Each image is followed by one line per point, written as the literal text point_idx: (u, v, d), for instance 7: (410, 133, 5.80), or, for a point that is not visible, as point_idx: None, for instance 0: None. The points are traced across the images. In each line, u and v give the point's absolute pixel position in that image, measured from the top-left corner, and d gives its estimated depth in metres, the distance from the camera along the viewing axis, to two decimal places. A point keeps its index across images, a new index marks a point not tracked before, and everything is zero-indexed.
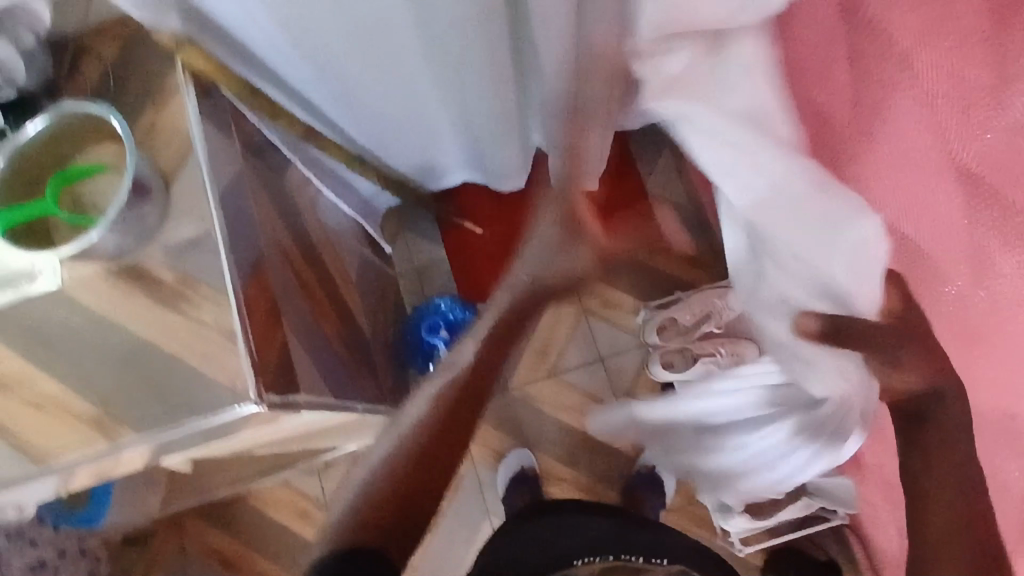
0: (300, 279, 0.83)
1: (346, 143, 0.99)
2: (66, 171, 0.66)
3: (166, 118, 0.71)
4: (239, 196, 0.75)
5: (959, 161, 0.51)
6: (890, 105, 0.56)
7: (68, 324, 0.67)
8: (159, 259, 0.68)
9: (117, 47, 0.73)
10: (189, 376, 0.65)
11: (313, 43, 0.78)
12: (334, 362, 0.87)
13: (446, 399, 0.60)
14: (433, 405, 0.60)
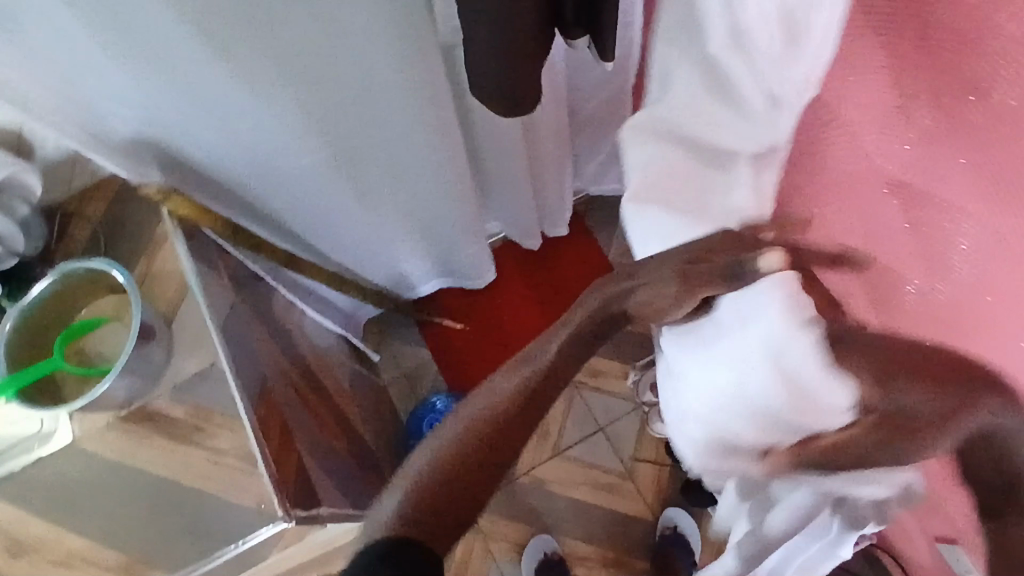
0: (302, 397, 0.85)
1: (325, 263, 1.03)
2: (70, 326, 0.70)
3: (159, 263, 0.75)
4: (235, 324, 0.77)
5: None
6: None
7: (94, 477, 0.69)
8: (170, 397, 0.70)
9: (103, 207, 0.79)
10: (212, 506, 0.67)
11: (286, 179, 0.83)
12: (347, 476, 0.86)
13: (488, 413, 0.51)
14: (474, 421, 0.51)
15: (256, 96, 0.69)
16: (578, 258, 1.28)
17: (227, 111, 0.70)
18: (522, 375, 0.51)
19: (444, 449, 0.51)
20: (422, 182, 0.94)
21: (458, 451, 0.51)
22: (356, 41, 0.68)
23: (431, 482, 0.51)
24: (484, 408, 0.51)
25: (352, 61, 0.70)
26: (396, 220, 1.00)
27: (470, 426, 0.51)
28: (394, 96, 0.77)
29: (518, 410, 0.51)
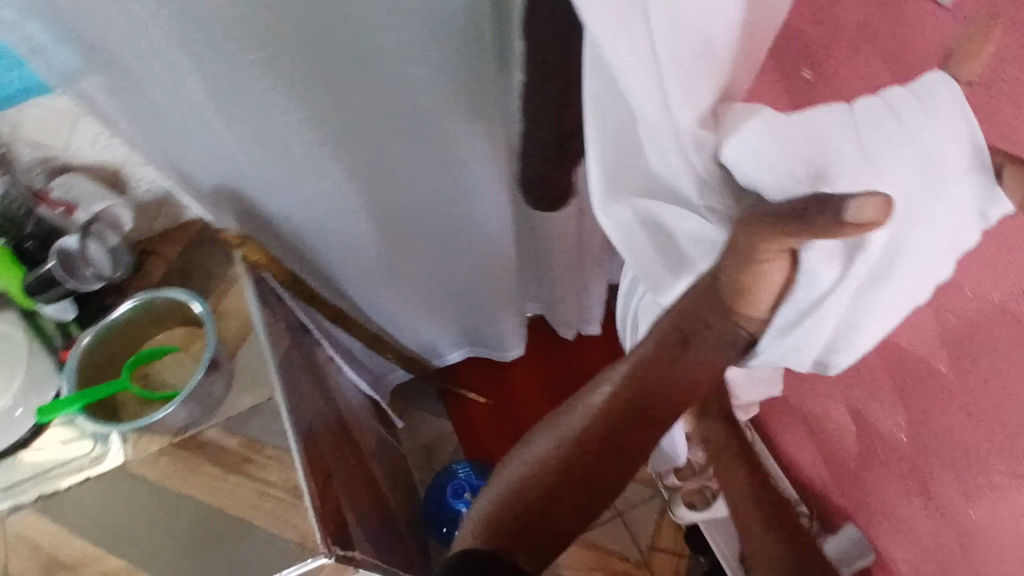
0: (339, 445, 0.87)
1: (366, 322, 1.08)
2: (138, 353, 0.75)
3: (228, 304, 0.81)
4: (289, 366, 0.81)
5: None
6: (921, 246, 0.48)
7: (136, 503, 0.70)
8: (222, 427, 0.73)
9: (180, 249, 0.86)
10: (257, 536, 0.68)
11: (345, 235, 0.90)
12: (374, 530, 0.86)
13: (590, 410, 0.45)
14: (569, 425, 0.46)
15: (333, 154, 0.78)
16: (603, 344, 1.33)
17: (306, 164, 0.78)
18: (614, 383, 0.46)
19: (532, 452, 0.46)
20: (467, 254, 1.01)
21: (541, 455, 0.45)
22: (427, 114, 0.77)
23: (526, 481, 0.45)
24: (589, 412, 0.45)
25: (421, 132, 0.79)
26: (437, 286, 1.06)
27: (566, 430, 0.46)
28: (453, 165, 0.85)
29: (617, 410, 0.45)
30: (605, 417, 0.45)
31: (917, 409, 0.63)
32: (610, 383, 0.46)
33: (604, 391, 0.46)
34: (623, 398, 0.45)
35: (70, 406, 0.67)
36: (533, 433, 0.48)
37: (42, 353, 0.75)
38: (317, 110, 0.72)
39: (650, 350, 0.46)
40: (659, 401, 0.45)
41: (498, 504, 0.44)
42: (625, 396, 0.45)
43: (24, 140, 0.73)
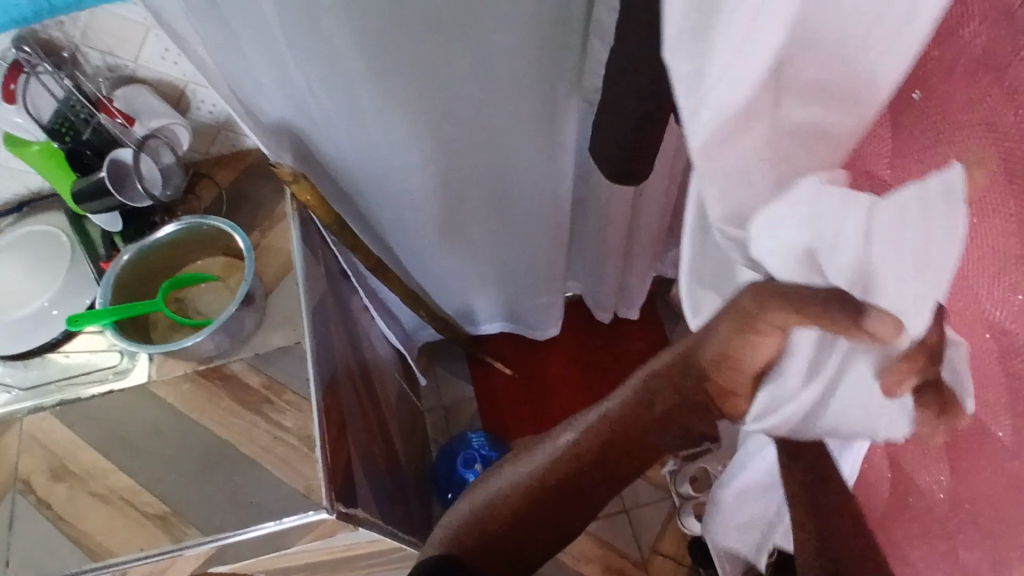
0: (359, 397, 0.86)
1: (406, 276, 1.07)
2: (177, 275, 0.75)
3: (271, 240, 0.80)
4: (322, 312, 0.80)
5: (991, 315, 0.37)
6: None
7: (154, 424, 0.71)
8: (247, 363, 0.73)
9: (233, 176, 0.85)
10: (264, 480, 0.68)
11: (399, 189, 0.88)
12: (381, 487, 0.86)
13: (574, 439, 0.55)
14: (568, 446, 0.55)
15: (399, 106, 0.76)
16: (635, 335, 1.30)
17: (369, 110, 0.75)
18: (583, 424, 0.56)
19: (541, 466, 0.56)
20: (516, 223, 0.98)
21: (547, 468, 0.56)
22: (500, 75, 0.74)
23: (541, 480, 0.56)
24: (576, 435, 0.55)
25: (491, 95, 0.77)
26: (480, 251, 1.04)
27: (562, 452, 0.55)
28: (519, 132, 0.82)
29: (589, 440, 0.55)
30: (594, 437, 0.55)
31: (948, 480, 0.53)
32: (573, 432, 0.56)
33: (569, 437, 0.55)
34: (587, 434, 0.55)
35: (103, 319, 0.67)
36: (550, 448, 0.57)
37: (83, 260, 0.76)
38: (390, 56, 0.69)
39: (662, 367, 0.52)
40: (621, 459, 0.55)
41: (487, 508, 0.57)
42: (604, 432, 0.54)
43: (92, 46, 0.71)
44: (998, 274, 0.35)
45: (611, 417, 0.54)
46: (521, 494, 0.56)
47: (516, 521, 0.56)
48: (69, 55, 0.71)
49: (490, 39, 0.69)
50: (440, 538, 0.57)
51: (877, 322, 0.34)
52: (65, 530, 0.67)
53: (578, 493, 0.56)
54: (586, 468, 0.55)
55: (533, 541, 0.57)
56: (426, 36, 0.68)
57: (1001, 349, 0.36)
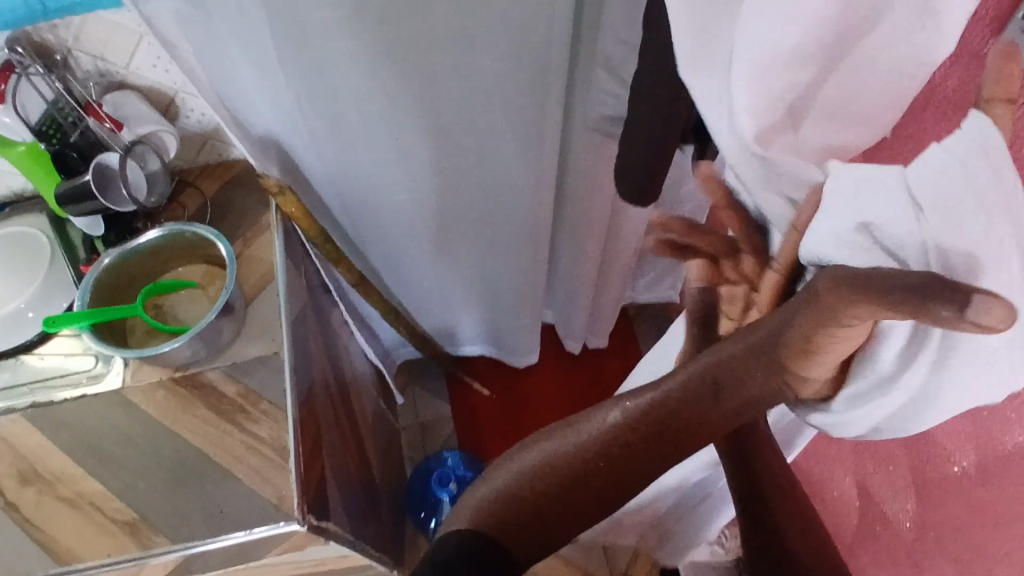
0: (335, 412, 0.86)
1: (387, 293, 1.07)
2: (156, 281, 0.74)
3: (253, 250, 0.80)
4: (302, 325, 0.81)
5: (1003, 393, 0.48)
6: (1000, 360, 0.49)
7: (126, 430, 0.70)
8: (224, 372, 0.72)
9: (218, 186, 0.86)
10: (237, 490, 0.67)
11: (383, 206, 0.89)
12: (354, 502, 0.85)
13: (628, 414, 0.40)
14: (616, 423, 0.40)
15: (388, 124, 0.77)
16: (614, 360, 1.31)
17: (358, 126, 0.76)
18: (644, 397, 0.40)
19: (574, 441, 0.41)
20: (499, 243, 0.99)
21: (586, 446, 0.40)
22: (488, 98, 0.76)
23: (573, 461, 0.40)
24: (630, 413, 0.40)
25: (479, 117, 0.78)
26: (463, 271, 1.04)
27: (608, 429, 0.40)
28: (505, 155, 0.84)
29: (649, 421, 0.40)
30: (655, 416, 0.40)
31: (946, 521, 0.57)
32: (627, 407, 0.41)
33: (618, 414, 0.41)
34: (649, 409, 0.40)
35: (79, 321, 0.66)
36: (588, 419, 0.41)
37: (62, 263, 0.76)
38: (383, 76, 0.71)
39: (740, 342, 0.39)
40: (677, 446, 0.40)
41: (514, 489, 0.40)
42: (668, 409, 0.40)
43: (85, 51, 0.72)
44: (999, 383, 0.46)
45: (680, 392, 0.40)
46: (543, 479, 0.40)
47: (548, 511, 0.40)
48: (61, 58, 0.72)
49: (481, 63, 0.71)
50: (461, 520, 0.41)
51: (975, 303, 0.25)
52: (28, 533, 0.66)
53: (621, 485, 0.41)
54: (640, 459, 0.40)
55: (550, 542, 0.41)
56: (419, 57, 0.69)
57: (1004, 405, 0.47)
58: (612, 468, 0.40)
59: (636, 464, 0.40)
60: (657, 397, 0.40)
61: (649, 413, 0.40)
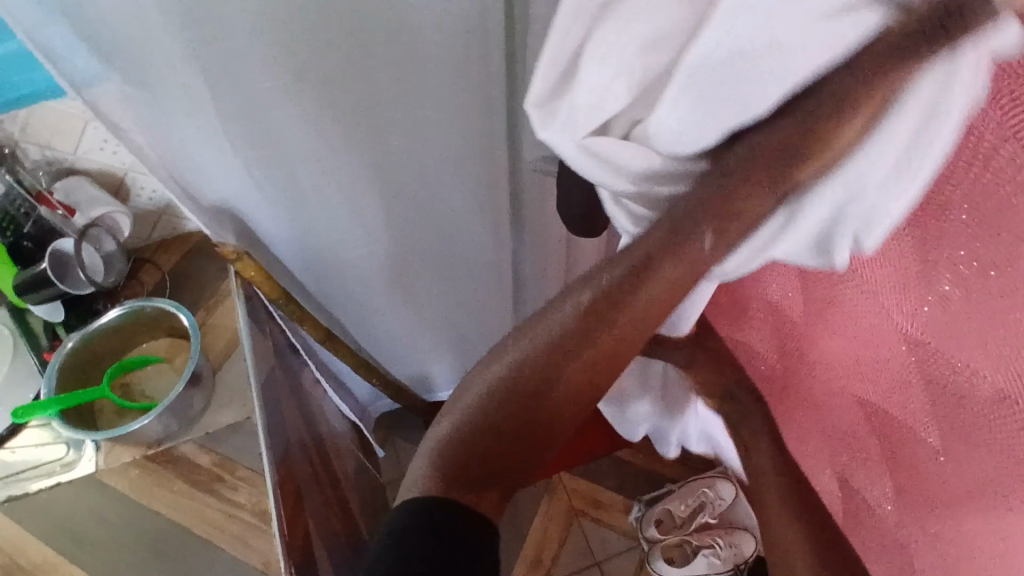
0: (315, 471, 0.86)
1: (357, 347, 1.08)
2: (120, 361, 0.74)
3: (216, 318, 0.81)
4: (272, 387, 0.81)
5: (951, 354, 0.56)
6: (965, 343, 0.54)
7: (99, 513, 0.69)
8: (198, 443, 0.72)
9: (175, 259, 0.87)
10: (220, 559, 0.66)
11: (343, 259, 0.90)
12: (342, 559, 0.84)
13: (523, 353, 0.48)
14: (514, 363, 0.48)
15: (338, 181, 0.79)
16: None
17: (308, 186, 0.78)
18: (533, 342, 0.48)
19: (493, 383, 0.48)
20: (462, 285, 1.01)
21: (495, 388, 0.48)
22: (431, 147, 0.78)
23: (490, 398, 0.48)
24: (522, 353, 0.48)
25: (427, 166, 0.80)
26: (433, 317, 1.06)
27: (512, 367, 0.48)
28: (459, 199, 0.86)
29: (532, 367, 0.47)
30: (540, 358, 0.47)
31: (917, 487, 0.67)
32: (529, 340, 0.48)
33: (513, 355, 0.48)
34: (541, 347, 0.47)
35: (47, 409, 0.65)
36: (501, 349, 0.50)
37: (25, 352, 0.75)
38: (329, 137, 0.73)
39: (621, 271, 0.46)
40: (558, 374, 0.47)
41: (452, 439, 0.49)
42: (546, 349, 0.47)
43: (31, 142, 0.73)
44: (985, 349, 0.53)
45: (561, 331, 0.47)
46: (470, 423, 0.48)
47: (466, 465, 0.48)
48: (9, 151, 0.73)
49: (421, 114, 0.74)
50: (419, 469, 0.49)
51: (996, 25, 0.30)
52: None
53: (538, 403, 0.47)
54: (541, 397, 0.47)
55: (501, 462, 0.48)
56: (360, 116, 0.72)
57: (958, 376, 0.56)
58: (523, 397, 0.47)
59: (536, 395, 0.47)
60: (542, 341, 0.47)
61: (530, 360, 0.47)
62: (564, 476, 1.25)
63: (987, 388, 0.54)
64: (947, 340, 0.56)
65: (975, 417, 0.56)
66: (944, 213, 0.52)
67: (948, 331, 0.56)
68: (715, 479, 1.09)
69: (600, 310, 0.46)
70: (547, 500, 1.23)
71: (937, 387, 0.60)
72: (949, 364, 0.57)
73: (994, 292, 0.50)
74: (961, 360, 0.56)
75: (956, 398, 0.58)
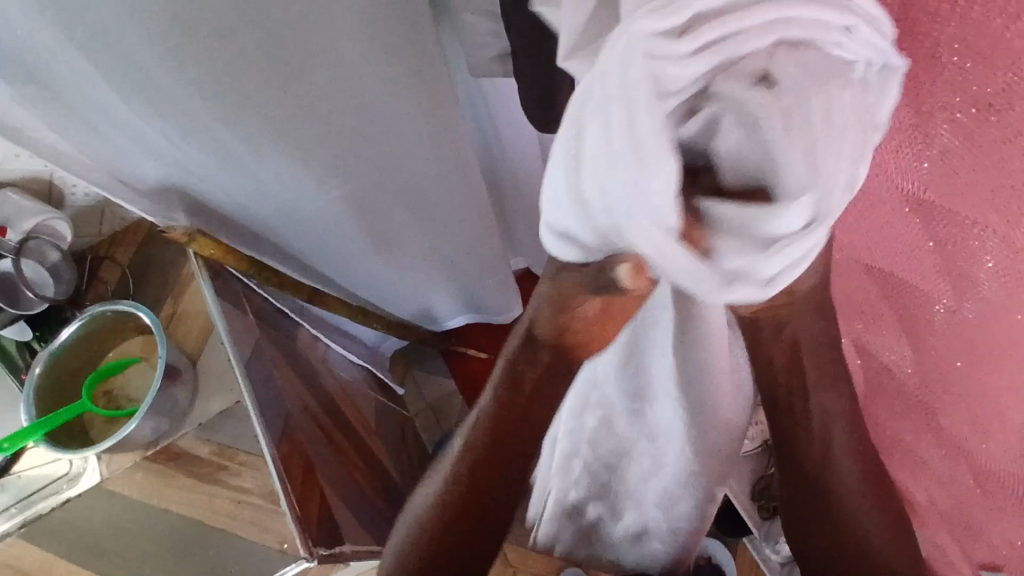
0: (327, 433, 0.85)
1: (348, 297, 1.05)
2: (96, 370, 0.73)
3: (184, 304, 0.79)
4: (262, 362, 0.79)
5: (955, 209, 0.52)
6: (964, 189, 0.50)
7: (113, 519, 0.70)
8: (194, 435, 0.72)
9: (133, 251, 0.84)
10: (237, 545, 0.67)
11: (307, 216, 0.86)
12: (371, 512, 0.85)
13: (458, 466, 0.48)
14: (451, 472, 0.49)
15: (275, 141, 0.72)
16: None
17: (243, 151, 0.73)
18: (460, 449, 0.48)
19: (443, 487, 0.49)
20: (440, 216, 0.96)
21: (442, 499, 0.49)
22: (362, 85, 0.71)
23: (442, 505, 0.49)
24: (457, 462, 0.48)
25: (366, 104, 0.73)
26: (420, 251, 1.02)
27: (450, 478, 0.48)
28: (411, 129, 0.79)
29: (478, 465, 0.47)
30: (475, 466, 0.47)
31: (936, 347, 0.63)
32: (455, 452, 0.49)
33: (449, 461, 0.49)
34: (474, 448, 0.47)
35: (34, 435, 0.65)
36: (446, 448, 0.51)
37: (6, 378, 0.75)
38: (249, 99, 0.66)
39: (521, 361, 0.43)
40: (503, 467, 0.47)
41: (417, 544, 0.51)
42: (477, 449, 0.47)
43: None
44: (991, 197, 0.48)
45: (481, 430, 0.46)
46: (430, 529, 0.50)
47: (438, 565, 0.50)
48: None
49: (340, 54, 0.66)
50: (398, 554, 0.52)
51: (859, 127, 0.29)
52: None
53: (497, 483, 0.48)
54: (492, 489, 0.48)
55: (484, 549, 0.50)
56: (274, 69, 0.64)
57: (964, 231, 0.52)
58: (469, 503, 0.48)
59: (484, 492, 0.48)
60: (468, 449, 0.47)
61: (465, 463, 0.47)
62: None
63: (1002, 238, 0.49)
64: (948, 196, 0.52)
65: (986, 268, 0.52)
66: (933, 58, 0.46)
67: (949, 183, 0.51)
68: None
69: (528, 398, 0.44)
70: None
71: (948, 246, 0.55)
72: (955, 219, 0.53)
73: (992, 128, 0.46)
74: (968, 211, 0.51)
75: (964, 254, 0.54)
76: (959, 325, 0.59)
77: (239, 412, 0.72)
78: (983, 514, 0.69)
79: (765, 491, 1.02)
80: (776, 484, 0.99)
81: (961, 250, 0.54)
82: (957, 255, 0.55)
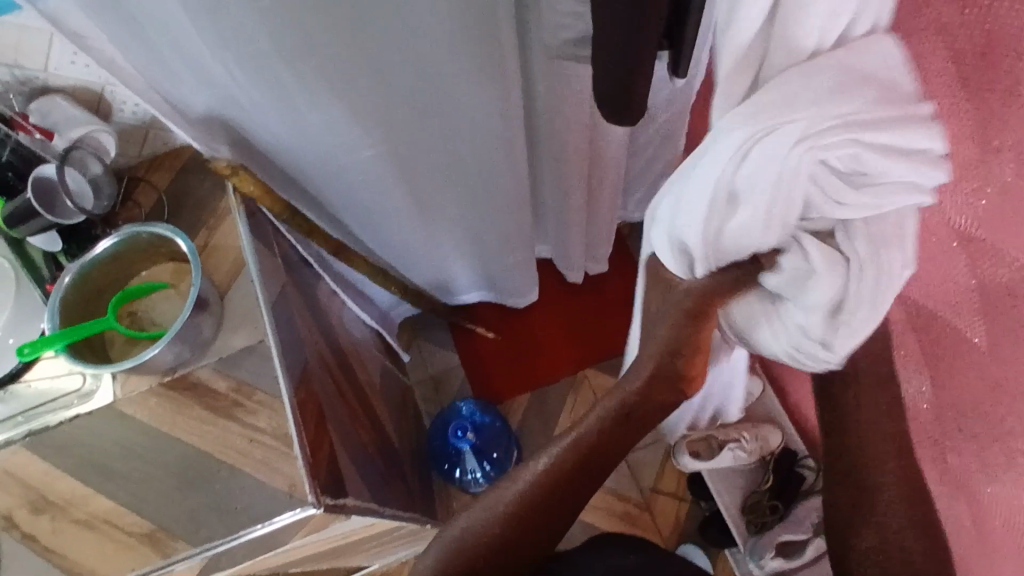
0: (338, 386, 0.85)
1: (372, 257, 1.05)
2: (123, 290, 0.72)
3: (216, 237, 0.78)
4: (287, 307, 0.79)
5: (1004, 247, 0.52)
6: (1016, 229, 0.50)
7: (123, 442, 0.70)
8: (213, 369, 0.71)
9: (171, 176, 0.85)
10: (245, 483, 0.68)
11: (346, 169, 0.85)
12: (372, 470, 0.85)
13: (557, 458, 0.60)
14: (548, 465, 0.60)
15: (332, 88, 0.72)
16: (613, 285, 1.28)
17: (300, 95, 0.72)
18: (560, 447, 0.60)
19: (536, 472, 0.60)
20: (477, 188, 0.95)
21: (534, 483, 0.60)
22: (429, 46, 0.70)
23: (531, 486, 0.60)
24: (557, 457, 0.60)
25: (427, 67, 0.73)
26: (449, 221, 1.01)
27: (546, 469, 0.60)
28: (468, 97, 0.79)
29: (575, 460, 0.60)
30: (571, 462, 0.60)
31: (959, 384, 0.64)
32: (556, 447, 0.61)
33: (547, 456, 0.61)
34: (575, 446, 0.60)
35: (55, 344, 0.64)
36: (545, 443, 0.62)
37: (28, 286, 0.73)
38: (316, 42, 0.66)
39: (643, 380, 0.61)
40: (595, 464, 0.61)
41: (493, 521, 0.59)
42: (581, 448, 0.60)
43: None
44: None
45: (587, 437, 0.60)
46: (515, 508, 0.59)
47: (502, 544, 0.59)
48: None
49: (414, 13, 0.65)
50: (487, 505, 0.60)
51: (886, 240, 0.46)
52: (56, 557, 0.68)
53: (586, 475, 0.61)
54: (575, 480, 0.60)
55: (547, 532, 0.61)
56: (346, 16, 0.63)
57: (1007, 272, 0.52)
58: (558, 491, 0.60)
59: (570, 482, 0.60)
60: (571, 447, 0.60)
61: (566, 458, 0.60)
62: (588, 373, 1.25)
63: None
64: (998, 234, 0.52)
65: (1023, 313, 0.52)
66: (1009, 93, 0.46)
67: (999, 223, 0.51)
68: (743, 375, 1.06)
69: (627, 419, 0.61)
70: (574, 398, 1.23)
71: (988, 283, 0.56)
72: (1002, 258, 0.52)
73: None
74: (1017, 254, 0.51)
75: (1006, 294, 0.53)
76: (980, 364, 0.60)
77: (261, 352, 0.72)
78: (977, 552, 0.70)
79: (756, 505, 1.03)
80: (765, 500, 1.02)
81: (1002, 291, 0.54)
82: (997, 295, 0.55)
